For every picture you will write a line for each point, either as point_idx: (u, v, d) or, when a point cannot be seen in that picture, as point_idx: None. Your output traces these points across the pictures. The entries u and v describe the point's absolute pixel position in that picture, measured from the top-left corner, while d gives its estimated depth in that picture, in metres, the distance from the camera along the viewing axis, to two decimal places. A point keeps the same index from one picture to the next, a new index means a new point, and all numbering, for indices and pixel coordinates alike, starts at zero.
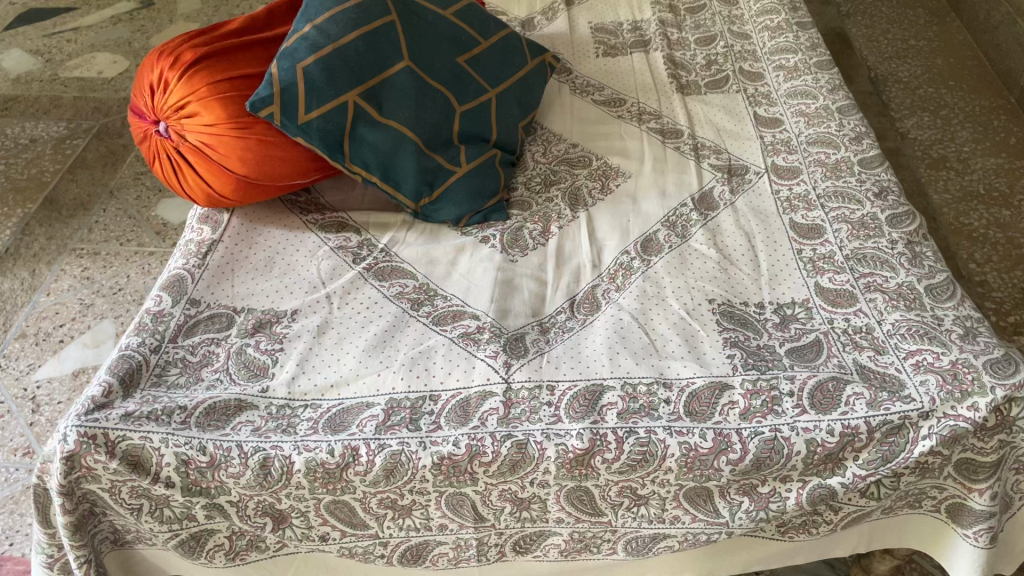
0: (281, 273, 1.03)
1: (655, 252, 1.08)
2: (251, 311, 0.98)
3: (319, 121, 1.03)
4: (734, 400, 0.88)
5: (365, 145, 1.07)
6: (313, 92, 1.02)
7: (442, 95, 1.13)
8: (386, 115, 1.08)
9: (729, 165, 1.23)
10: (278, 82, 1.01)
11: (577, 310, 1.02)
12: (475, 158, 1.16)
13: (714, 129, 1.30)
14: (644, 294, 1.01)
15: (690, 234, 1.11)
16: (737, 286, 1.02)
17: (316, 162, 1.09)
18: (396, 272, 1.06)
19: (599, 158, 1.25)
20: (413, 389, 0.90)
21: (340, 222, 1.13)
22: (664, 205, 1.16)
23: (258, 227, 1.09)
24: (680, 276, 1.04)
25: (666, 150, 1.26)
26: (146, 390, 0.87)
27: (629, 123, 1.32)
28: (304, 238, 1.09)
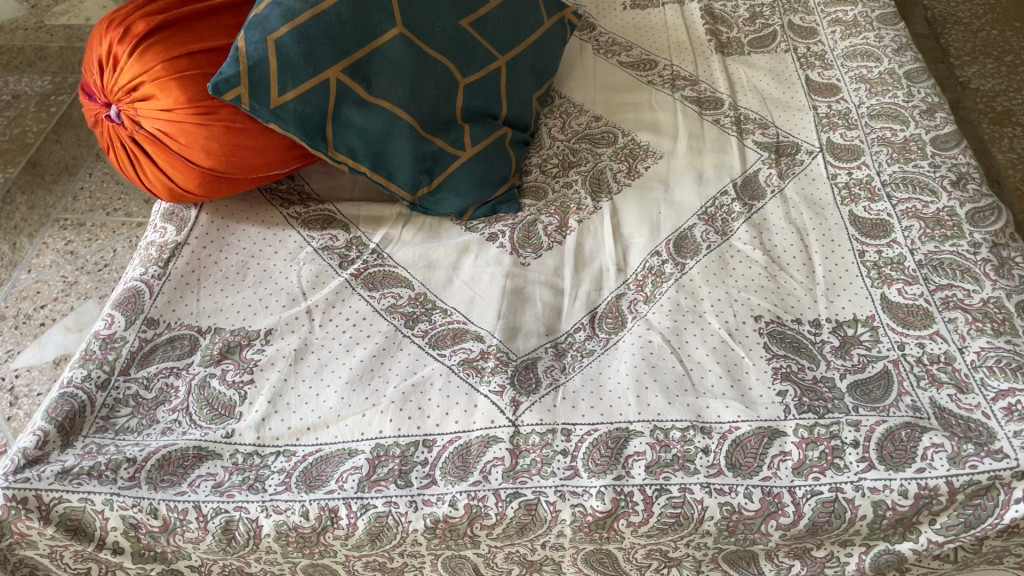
0: (255, 282, 0.89)
1: (691, 253, 0.93)
2: (218, 331, 0.84)
3: (295, 104, 0.88)
4: (787, 451, 0.73)
5: (352, 130, 0.92)
6: (288, 69, 0.87)
7: (443, 67, 0.97)
8: (376, 94, 0.92)
9: (778, 143, 1.06)
10: (245, 59, 0.85)
11: (599, 328, 0.87)
12: (482, 140, 1.00)
13: (760, 97, 1.12)
14: (678, 309, 0.86)
15: (731, 230, 0.95)
16: (787, 298, 0.87)
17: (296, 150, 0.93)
18: (388, 279, 0.91)
19: (625, 135, 1.09)
20: (404, 434, 0.76)
21: (326, 216, 0.98)
22: (701, 193, 1.00)
23: (231, 224, 0.95)
24: (721, 286, 0.89)
25: (704, 125, 1.09)
26: (90, 437, 0.74)
27: (661, 90, 1.15)
28: (284, 237, 0.95)
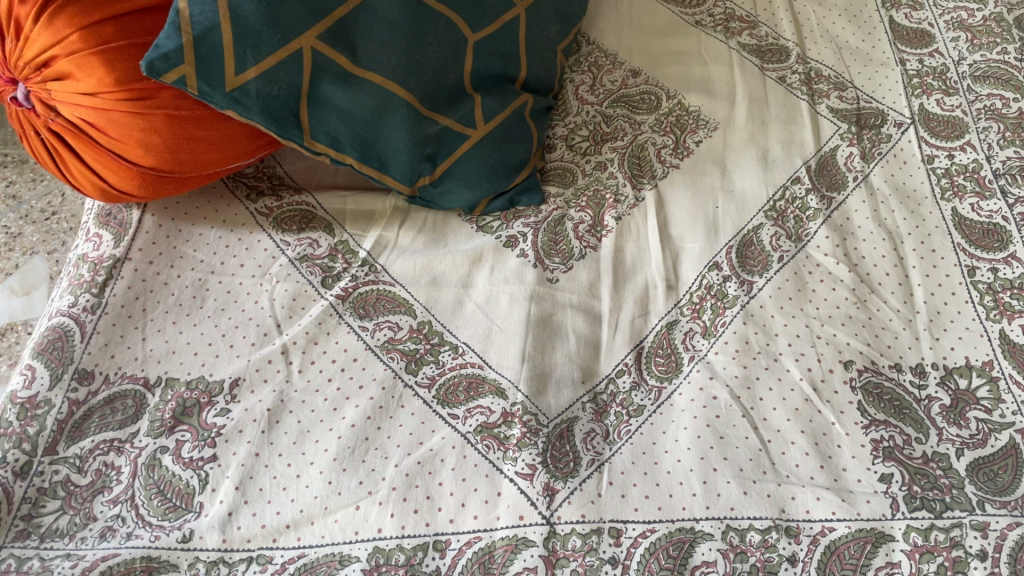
0: (217, 310, 0.71)
1: (760, 268, 0.75)
2: (171, 385, 0.67)
3: (258, 84, 0.67)
4: (897, 563, 0.57)
5: (333, 112, 0.72)
6: (247, 39, 0.66)
7: (451, 22, 0.75)
8: (363, 66, 0.71)
9: (859, 110, 0.86)
10: (189, 26, 0.64)
11: (648, 372, 0.70)
12: (497, 113, 0.80)
13: (834, 47, 0.92)
14: (748, 350, 0.69)
15: (808, 234, 0.77)
16: (882, 335, 0.70)
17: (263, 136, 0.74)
18: (383, 302, 0.73)
19: (670, 97, 0.88)
20: (409, 534, 0.59)
21: (303, 212, 0.79)
22: (767, 180, 0.81)
23: (183, 227, 0.76)
24: (798, 315, 0.71)
25: (766, 84, 0.89)
26: (6, 549, 0.58)
27: (712, 35, 0.94)
28: (250, 244, 0.76)
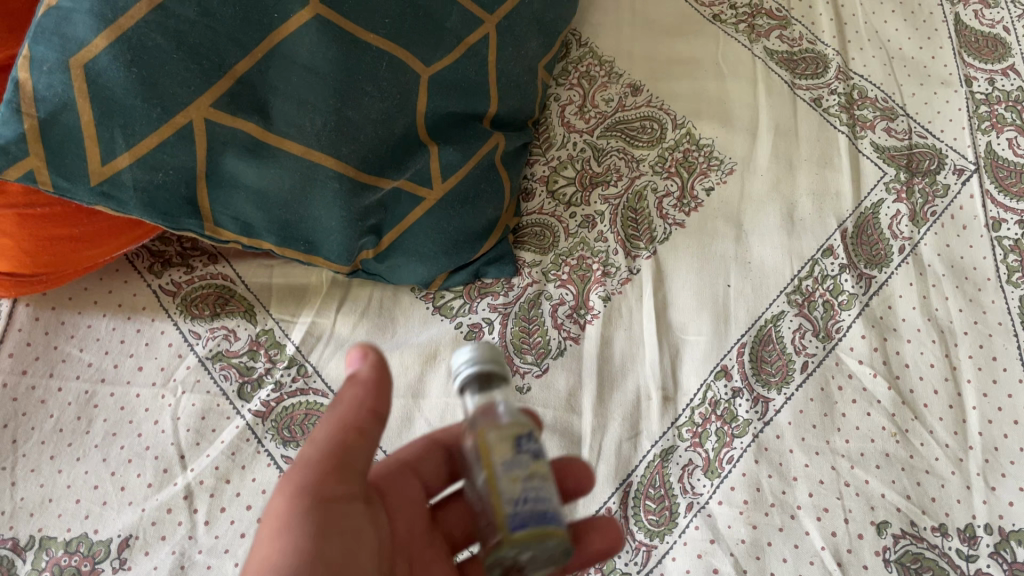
0: (106, 436, 0.58)
1: (778, 379, 0.61)
2: (45, 547, 0.54)
3: (134, 172, 0.51)
4: None
5: (240, 192, 0.56)
6: (114, 117, 0.50)
7: (396, 60, 0.58)
8: (280, 132, 0.55)
9: (912, 149, 0.70)
10: (33, 107, 0.48)
11: (636, 523, 0.57)
12: (458, 167, 0.64)
13: (884, 57, 0.74)
14: (759, 501, 0.56)
15: (840, 329, 0.62)
16: (925, 484, 0.57)
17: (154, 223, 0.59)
18: (313, 420, 0.60)
19: (676, 125, 0.72)
20: None
21: (219, 290, 0.65)
22: (791, 249, 0.66)
23: (67, 317, 0.63)
24: (822, 452, 0.58)
25: (797, 110, 0.72)
26: None
27: (733, 36, 0.76)
28: (151, 337, 0.62)
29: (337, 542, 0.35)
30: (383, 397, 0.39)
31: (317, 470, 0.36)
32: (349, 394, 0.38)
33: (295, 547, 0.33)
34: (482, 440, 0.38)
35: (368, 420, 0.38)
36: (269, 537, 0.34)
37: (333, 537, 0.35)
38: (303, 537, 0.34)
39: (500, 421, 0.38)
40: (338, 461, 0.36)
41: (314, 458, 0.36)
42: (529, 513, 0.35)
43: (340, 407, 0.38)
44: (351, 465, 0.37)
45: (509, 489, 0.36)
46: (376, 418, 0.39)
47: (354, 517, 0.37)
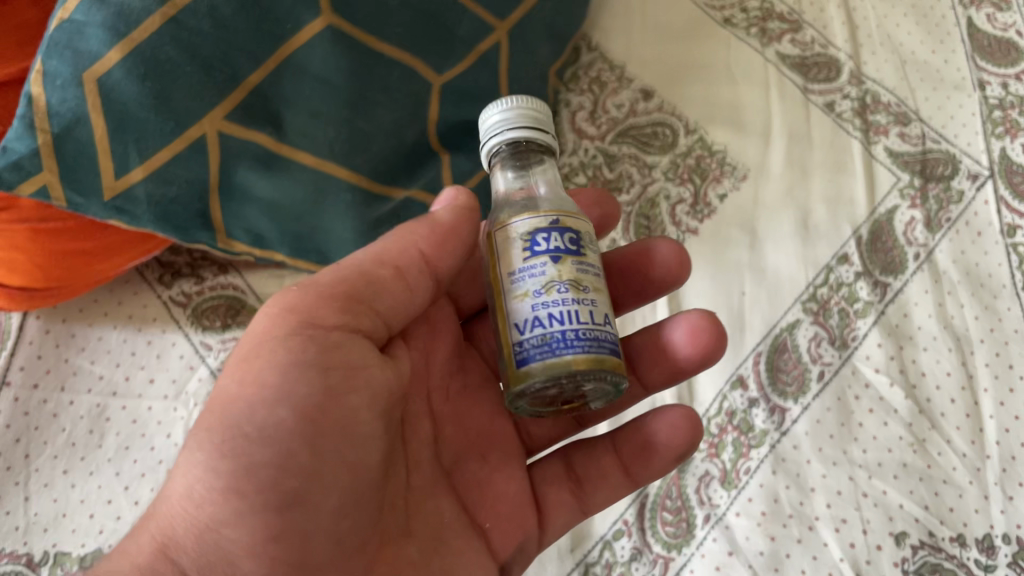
0: (119, 450, 0.58)
1: (795, 389, 0.61)
2: (60, 563, 0.55)
3: (147, 186, 0.51)
4: None
5: (253, 205, 0.56)
6: (128, 131, 0.49)
7: (408, 69, 0.57)
8: (292, 144, 0.54)
9: (926, 155, 0.69)
10: (46, 122, 0.48)
11: (653, 535, 0.57)
12: (469, 176, 0.64)
13: (897, 61, 0.74)
14: (777, 513, 0.56)
15: (856, 338, 0.62)
16: (943, 494, 0.56)
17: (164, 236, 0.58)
18: None
19: (689, 131, 0.71)
20: None
21: (229, 301, 0.64)
22: (806, 257, 0.66)
23: (77, 329, 0.62)
24: (840, 462, 0.58)
25: (810, 116, 0.72)
26: None
27: (744, 40, 0.75)
28: (162, 350, 0.62)
29: (326, 359, 0.39)
30: (444, 251, 0.44)
31: (314, 298, 0.40)
32: (412, 228, 0.43)
33: (274, 357, 0.38)
34: (491, 244, 0.41)
35: (413, 259, 0.43)
36: (250, 340, 0.39)
37: (317, 357, 0.39)
38: (272, 371, 0.38)
39: (531, 208, 0.40)
40: (351, 294, 0.41)
41: (327, 290, 0.40)
42: (536, 341, 0.38)
43: (390, 246, 0.43)
44: (368, 288, 0.41)
45: (519, 309, 0.39)
46: (428, 257, 0.44)
47: (350, 339, 0.40)
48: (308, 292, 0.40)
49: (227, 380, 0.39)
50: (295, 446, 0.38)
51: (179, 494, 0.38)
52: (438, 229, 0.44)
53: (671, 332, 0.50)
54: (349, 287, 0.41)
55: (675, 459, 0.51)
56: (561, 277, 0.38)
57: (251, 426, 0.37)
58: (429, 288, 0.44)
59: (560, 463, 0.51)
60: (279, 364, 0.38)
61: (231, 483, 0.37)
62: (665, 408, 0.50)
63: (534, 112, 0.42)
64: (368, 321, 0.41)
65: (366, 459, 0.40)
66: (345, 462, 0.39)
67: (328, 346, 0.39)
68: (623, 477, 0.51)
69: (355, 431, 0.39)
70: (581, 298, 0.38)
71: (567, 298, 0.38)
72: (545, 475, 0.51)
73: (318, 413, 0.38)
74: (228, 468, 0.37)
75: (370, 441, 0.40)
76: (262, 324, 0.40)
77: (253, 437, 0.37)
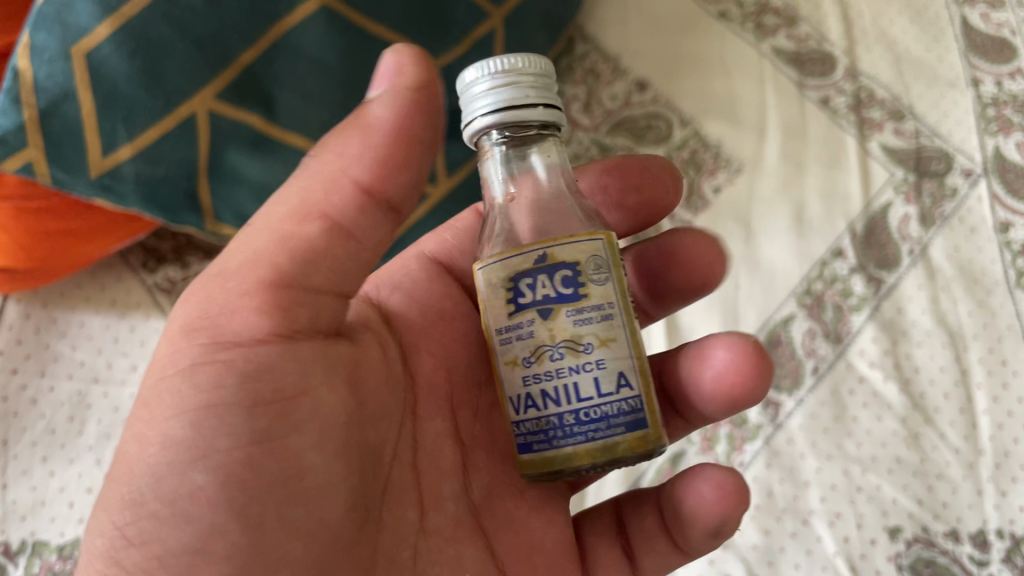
0: (100, 437, 0.57)
1: (789, 382, 0.60)
2: (37, 552, 0.54)
3: (136, 166, 0.50)
4: None
5: (243, 188, 0.55)
6: (116, 108, 0.48)
7: None
8: (283, 125, 0.53)
9: (920, 151, 0.69)
10: (33, 96, 0.47)
11: None
12: (463, 163, 0.62)
13: (892, 56, 0.73)
14: (770, 506, 0.56)
15: (850, 333, 0.62)
16: (937, 488, 0.56)
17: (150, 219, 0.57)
18: None
19: (684, 123, 0.71)
20: None
21: None
22: (800, 251, 0.65)
23: (59, 314, 0.60)
24: (834, 456, 0.58)
25: (805, 111, 0.71)
26: None
27: (740, 35, 0.75)
28: (145, 336, 0.60)
29: (251, 390, 0.33)
30: (385, 174, 0.36)
31: (227, 304, 0.34)
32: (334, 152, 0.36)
33: (179, 398, 0.33)
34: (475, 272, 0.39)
35: (346, 196, 0.35)
36: (155, 374, 0.34)
37: (237, 390, 0.33)
38: (177, 425, 0.32)
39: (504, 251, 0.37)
40: (270, 297, 0.34)
41: (235, 300, 0.34)
42: (531, 428, 0.36)
43: (314, 184, 0.36)
44: (296, 265, 0.35)
45: (507, 373, 0.37)
46: (367, 185, 0.36)
47: (281, 350, 0.34)
48: (221, 295, 0.34)
49: (128, 435, 0.34)
50: (222, 521, 0.32)
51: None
52: (373, 139, 0.35)
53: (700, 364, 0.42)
54: (273, 270, 0.34)
55: (711, 536, 0.43)
56: (552, 339, 0.36)
57: (161, 501, 0.32)
58: (382, 220, 0.37)
59: (612, 517, 0.47)
60: (185, 407, 0.33)
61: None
62: (700, 472, 0.42)
63: (510, 94, 0.36)
64: (308, 316, 0.35)
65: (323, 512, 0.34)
66: (297, 516, 0.33)
67: (258, 370, 0.34)
68: (669, 544, 0.44)
69: (305, 483, 0.34)
70: (579, 370, 0.36)
71: (563, 367, 0.36)
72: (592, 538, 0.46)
73: (242, 467, 0.33)
74: (134, 560, 0.31)
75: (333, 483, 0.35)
76: (163, 350, 0.34)
77: (165, 518, 0.32)
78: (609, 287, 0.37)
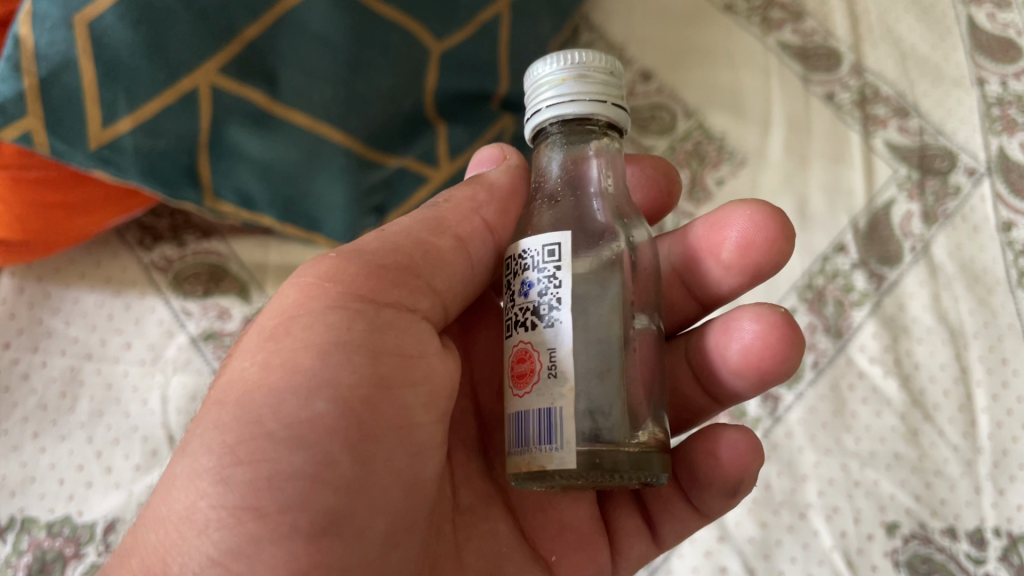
0: (92, 415, 0.56)
1: (789, 375, 0.60)
2: (27, 528, 0.53)
3: (136, 138, 0.49)
4: None
5: (243, 164, 0.54)
6: (118, 79, 0.47)
7: (408, 34, 0.55)
8: (285, 102, 0.53)
9: (924, 149, 0.68)
10: (33, 64, 0.46)
11: None
12: (466, 148, 0.61)
13: (898, 53, 0.73)
14: (768, 499, 0.56)
15: (851, 328, 0.61)
16: (935, 485, 0.56)
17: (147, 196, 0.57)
18: None
19: (688, 115, 0.71)
20: None
21: (211, 267, 0.62)
22: (803, 245, 0.65)
23: (53, 290, 0.60)
24: (832, 451, 0.57)
25: (810, 105, 0.71)
26: None
27: (746, 28, 0.74)
28: (140, 314, 0.60)
29: (375, 343, 0.35)
30: (505, 218, 0.42)
31: (361, 269, 0.36)
32: (470, 195, 0.42)
33: (311, 336, 0.34)
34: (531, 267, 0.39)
35: (477, 228, 0.41)
36: (280, 318, 0.35)
37: (365, 336, 0.35)
38: (307, 357, 0.34)
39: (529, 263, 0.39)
40: (389, 274, 0.37)
41: (362, 269, 0.36)
42: None
43: (462, 213, 0.41)
44: (426, 261, 0.38)
45: None
46: (491, 225, 0.42)
47: (404, 320, 0.37)
48: (355, 262, 0.36)
49: (247, 362, 0.34)
50: (336, 450, 0.33)
51: (176, 514, 0.33)
52: (500, 194, 0.43)
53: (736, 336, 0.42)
54: (405, 259, 0.38)
55: (728, 494, 0.43)
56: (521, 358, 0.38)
57: (277, 423, 0.32)
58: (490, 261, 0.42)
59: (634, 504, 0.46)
60: (318, 343, 0.34)
61: (248, 500, 0.32)
62: (719, 437, 0.42)
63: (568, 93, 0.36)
64: (425, 299, 0.38)
65: (418, 469, 0.36)
66: (400, 462, 0.35)
67: (378, 326, 0.35)
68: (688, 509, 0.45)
69: (412, 434, 0.36)
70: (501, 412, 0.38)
71: None
72: (625, 526, 0.46)
73: (364, 406, 0.34)
74: (242, 477, 0.32)
75: (425, 450, 0.37)
76: (292, 296, 0.36)
77: (281, 437, 0.32)
78: (494, 304, 0.38)
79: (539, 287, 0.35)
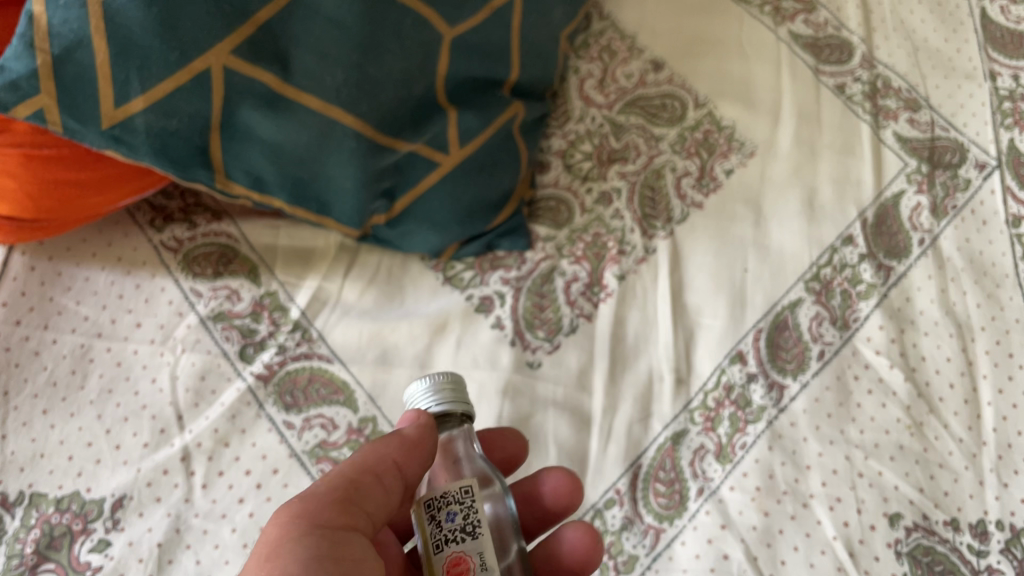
0: (102, 393, 0.57)
1: (794, 365, 0.60)
2: (35, 504, 0.53)
3: (149, 118, 0.50)
4: None
5: (254, 145, 0.54)
6: (130, 58, 0.47)
7: (420, 17, 0.55)
8: (297, 84, 0.52)
9: (935, 142, 0.68)
10: (46, 43, 0.46)
11: (645, 506, 0.56)
12: (476, 134, 0.62)
13: (910, 48, 0.73)
14: (771, 488, 0.55)
15: (858, 320, 0.61)
16: (940, 477, 0.56)
17: (157, 176, 0.57)
18: (316, 386, 0.59)
19: (698, 105, 0.71)
20: None
21: (222, 249, 0.64)
22: (811, 236, 0.65)
23: (64, 268, 0.61)
24: (836, 441, 0.57)
25: (820, 95, 0.71)
26: None
27: (758, 18, 0.75)
28: (150, 294, 0.61)
29: (339, 555, 0.36)
30: (417, 456, 0.40)
31: (319, 501, 0.37)
32: (379, 444, 0.39)
33: (298, 557, 0.35)
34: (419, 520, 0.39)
35: (394, 451, 0.39)
36: (262, 552, 0.35)
37: (332, 554, 0.36)
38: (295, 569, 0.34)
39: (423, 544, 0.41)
40: (338, 498, 0.38)
41: (307, 509, 0.37)
42: None
43: (374, 450, 0.40)
44: (359, 488, 0.39)
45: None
46: (400, 463, 0.40)
47: (359, 545, 0.37)
48: (314, 497, 0.37)
49: None
50: None
51: None
52: (408, 434, 0.40)
53: (544, 480, 0.52)
54: (342, 491, 0.38)
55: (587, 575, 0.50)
56: None
57: None
58: (405, 491, 0.41)
59: None
60: (304, 561, 0.35)
61: None
62: (561, 536, 0.51)
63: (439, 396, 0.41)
64: (365, 522, 0.39)
65: None
66: None
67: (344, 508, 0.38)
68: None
69: None
70: None
71: None
72: None
73: None
74: None
75: None
76: (272, 532, 0.36)
77: None
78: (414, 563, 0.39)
79: (463, 512, 0.38)
